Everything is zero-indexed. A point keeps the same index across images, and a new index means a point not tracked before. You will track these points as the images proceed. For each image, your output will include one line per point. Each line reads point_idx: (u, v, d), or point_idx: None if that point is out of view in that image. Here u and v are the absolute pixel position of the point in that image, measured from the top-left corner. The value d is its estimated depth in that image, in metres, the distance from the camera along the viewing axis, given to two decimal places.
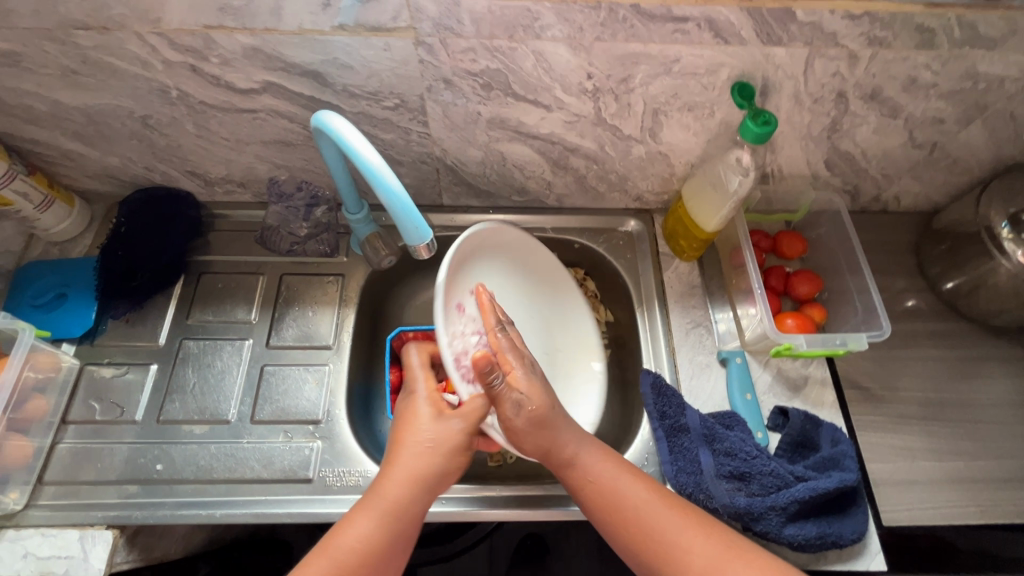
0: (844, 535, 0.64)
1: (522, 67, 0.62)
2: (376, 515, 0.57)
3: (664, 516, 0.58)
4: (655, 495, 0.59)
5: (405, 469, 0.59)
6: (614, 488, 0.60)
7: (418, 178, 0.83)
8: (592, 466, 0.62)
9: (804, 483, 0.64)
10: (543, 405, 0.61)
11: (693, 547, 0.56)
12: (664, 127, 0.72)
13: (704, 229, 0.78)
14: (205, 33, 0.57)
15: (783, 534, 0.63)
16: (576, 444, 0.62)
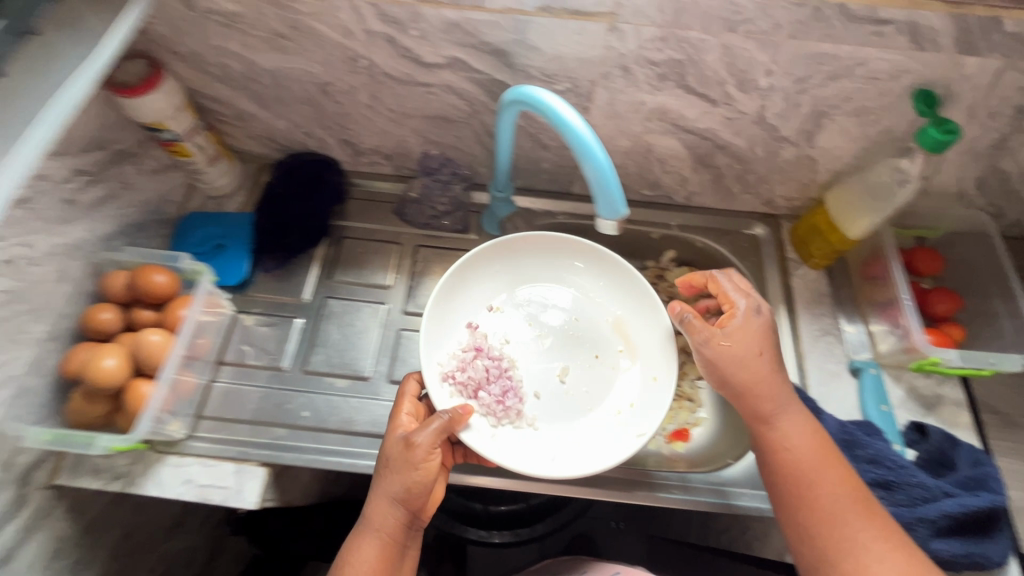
0: (991, 556, 0.63)
1: (704, 60, 0.64)
2: (379, 541, 0.60)
3: (850, 507, 0.58)
4: (852, 485, 0.59)
5: (386, 497, 0.60)
6: (811, 464, 0.60)
7: (558, 163, 0.85)
8: (795, 431, 0.62)
9: (953, 498, 0.64)
10: (748, 348, 0.64)
11: (874, 548, 0.56)
12: (824, 130, 0.72)
13: (848, 232, 0.78)
14: (416, 7, 0.61)
15: (930, 546, 0.62)
16: (780, 407, 0.63)
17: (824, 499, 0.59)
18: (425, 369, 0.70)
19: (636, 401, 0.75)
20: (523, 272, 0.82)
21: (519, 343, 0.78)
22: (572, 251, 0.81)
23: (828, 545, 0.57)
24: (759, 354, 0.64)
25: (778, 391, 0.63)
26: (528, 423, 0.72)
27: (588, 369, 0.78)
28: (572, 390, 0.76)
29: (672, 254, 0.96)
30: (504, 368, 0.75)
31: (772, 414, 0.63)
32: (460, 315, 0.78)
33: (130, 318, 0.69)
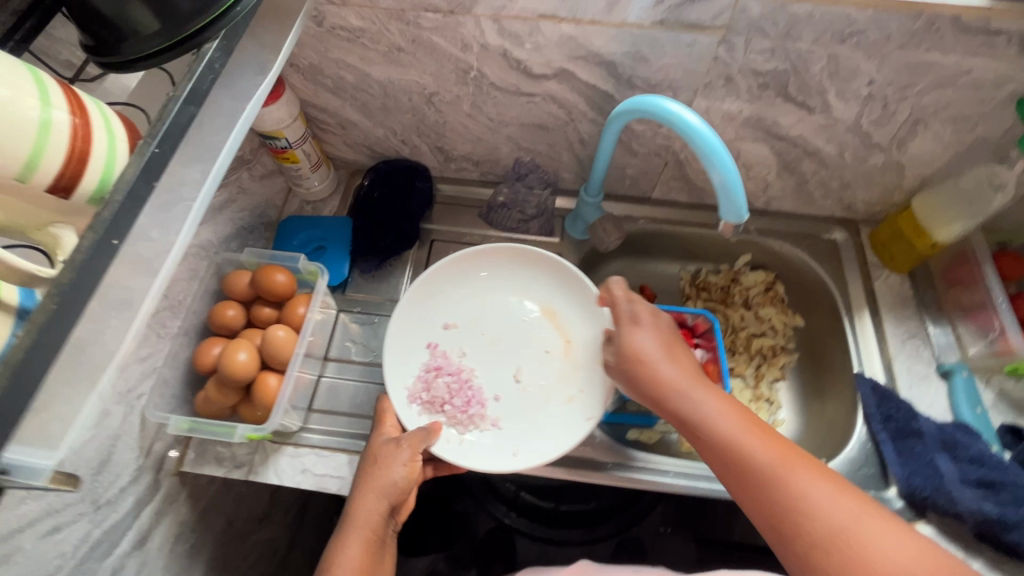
0: None
1: (809, 70, 0.66)
2: (359, 534, 0.61)
3: (812, 481, 0.53)
4: (800, 457, 0.55)
5: (374, 490, 0.63)
6: (725, 432, 0.58)
7: (643, 169, 0.88)
8: (706, 407, 0.60)
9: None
10: (651, 350, 0.65)
11: (828, 507, 0.51)
12: (917, 137, 0.74)
13: (936, 236, 0.80)
14: (536, 22, 0.64)
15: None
16: (689, 391, 0.61)
17: (783, 478, 0.53)
18: (392, 389, 0.72)
19: (586, 387, 0.76)
20: (480, 278, 0.83)
21: (475, 349, 0.80)
22: (492, 251, 0.83)
23: (792, 527, 0.51)
24: (652, 351, 0.65)
25: (687, 377, 0.62)
26: (494, 421, 0.74)
27: (541, 364, 0.79)
28: (528, 386, 0.77)
29: (747, 258, 0.98)
30: (466, 379, 0.77)
31: (685, 399, 0.61)
32: (421, 335, 0.79)
33: (251, 315, 0.73)
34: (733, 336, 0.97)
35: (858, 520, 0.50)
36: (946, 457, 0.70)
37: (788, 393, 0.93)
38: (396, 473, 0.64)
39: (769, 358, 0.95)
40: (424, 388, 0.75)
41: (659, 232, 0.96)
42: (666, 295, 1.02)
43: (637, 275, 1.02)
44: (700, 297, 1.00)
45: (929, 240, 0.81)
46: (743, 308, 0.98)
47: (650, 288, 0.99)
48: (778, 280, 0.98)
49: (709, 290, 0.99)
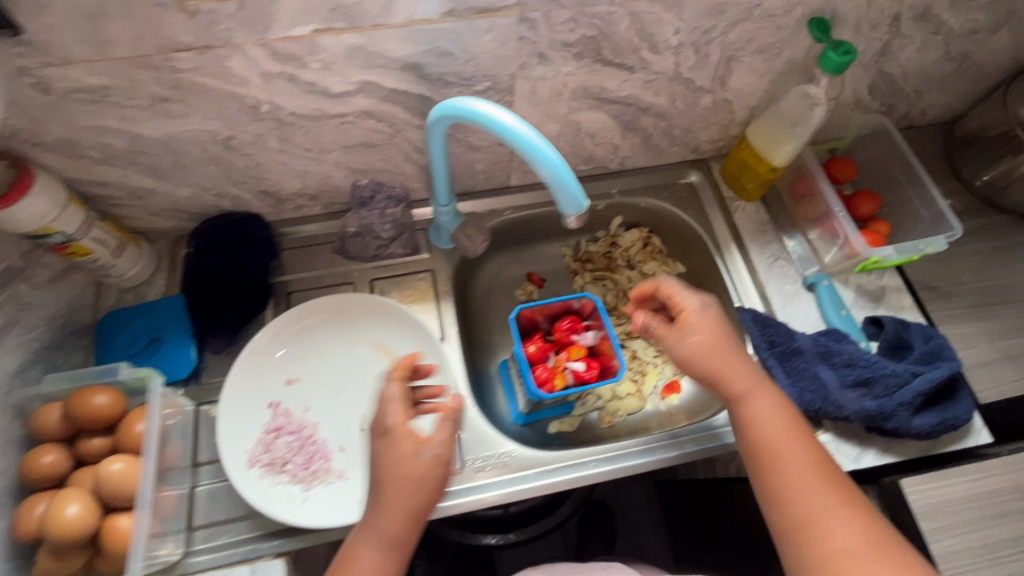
0: (959, 415, 0.71)
1: (616, 31, 0.64)
2: (386, 523, 0.59)
3: (818, 476, 0.59)
4: (818, 457, 0.61)
5: (402, 511, 0.59)
6: (786, 441, 0.62)
7: (492, 162, 0.83)
8: (761, 410, 0.64)
9: (920, 376, 0.71)
10: (718, 335, 0.67)
11: (841, 526, 0.57)
12: (735, 73, 0.75)
13: (773, 162, 0.82)
14: (312, 38, 0.56)
15: (912, 424, 0.70)
16: (754, 391, 0.65)
17: (794, 473, 0.60)
18: (228, 460, 0.66)
19: (427, 425, 0.72)
20: (324, 326, 0.78)
21: (321, 401, 0.74)
22: (324, 303, 0.78)
23: (805, 552, 0.57)
24: (721, 335, 0.67)
25: (736, 382, 0.65)
26: (340, 473, 0.69)
27: (385, 409, 0.73)
28: (374, 432, 0.72)
29: (619, 220, 0.98)
30: (310, 435, 0.71)
31: (744, 394, 0.65)
32: (260, 396, 0.72)
33: (77, 452, 0.61)
34: (624, 299, 0.99)
35: (855, 542, 0.56)
36: (828, 366, 0.74)
37: None
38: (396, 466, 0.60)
39: None
40: (266, 446, 0.69)
41: (529, 218, 0.93)
42: (554, 276, 1.01)
43: (521, 264, 1.00)
44: (586, 269, 1.01)
45: (770, 167, 0.83)
46: (628, 269, 1.00)
47: (537, 275, 0.98)
48: (652, 233, 0.99)
49: (593, 261, 1.00)
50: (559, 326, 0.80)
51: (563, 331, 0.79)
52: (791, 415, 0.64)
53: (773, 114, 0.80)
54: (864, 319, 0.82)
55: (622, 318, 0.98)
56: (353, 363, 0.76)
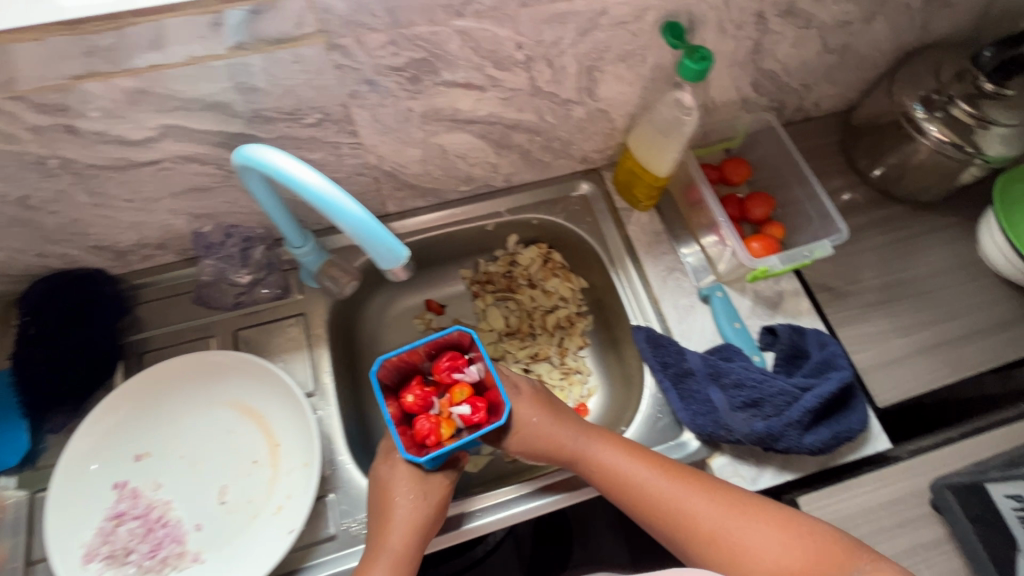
0: (852, 427, 0.69)
1: (449, 51, 0.58)
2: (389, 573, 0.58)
3: (669, 489, 0.62)
4: (662, 468, 0.63)
5: (410, 525, 0.61)
6: (624, 469, 0.63)
7: (358, 192, 0.77)
8: (593, 450, 0.65)
9: (808, 394, 0.69)
10: (531, 415, 0.67)
11: (703, 509, 0.60)
12: (600, 83, 0.70)
13: (658, 174, 0.77)
14: (77, 86, 0.49)
15: (802, 443, 0.67)
16: (579, 445, 0.66)
17: (656, 497, 0.62)
18: (56, 560, 0.59)
19: (292, 491, 0.66)
20: (174, 392, 0.70)
21: (175, 477, 0.67)
22: (172, 368, 0.70)
23: (697, 548, 0.60)
24: (536, 412, 0.67)
25: (564, 447, 0.66)
26: (195, 556, 0.63)
27: (248, 477, 0.68)
28: (234, 504, 0.66)
29: (514, 237, 0.93)
30: (159, 517, 0.65)
31: (571, 445, 0.66)
32: (101, 480, 0.65)
33: None
34: (528, 320, 0.95)
35: (720, 512, 0.60)
36: (717, 389, 0.71)
37: (594, 357, 0.92)
38: (407, 500, 0.62)
39: (568, 329, 0.93)
40: (107, 534, 0.62)
41: (415, 244, 0.88)
42: (455, 302, 0.97)
43: (418, 289, 0.96)
44: (487, 291, 0.96)
45: (655, 179, 0.79)
46: (531, 288, 0.95)
47: (434, 302, 0.93)
48: (552, 249, 0.95)
49: (494, 281, 0.96)
50: (437, 365, 0.68)
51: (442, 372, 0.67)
52: (615, 437, 0.66)
53: (650, 122, 0.76)
54: (762, 330, 0.78)
55: (527, 340, 0.94)
56: (211, 430, 0.70)
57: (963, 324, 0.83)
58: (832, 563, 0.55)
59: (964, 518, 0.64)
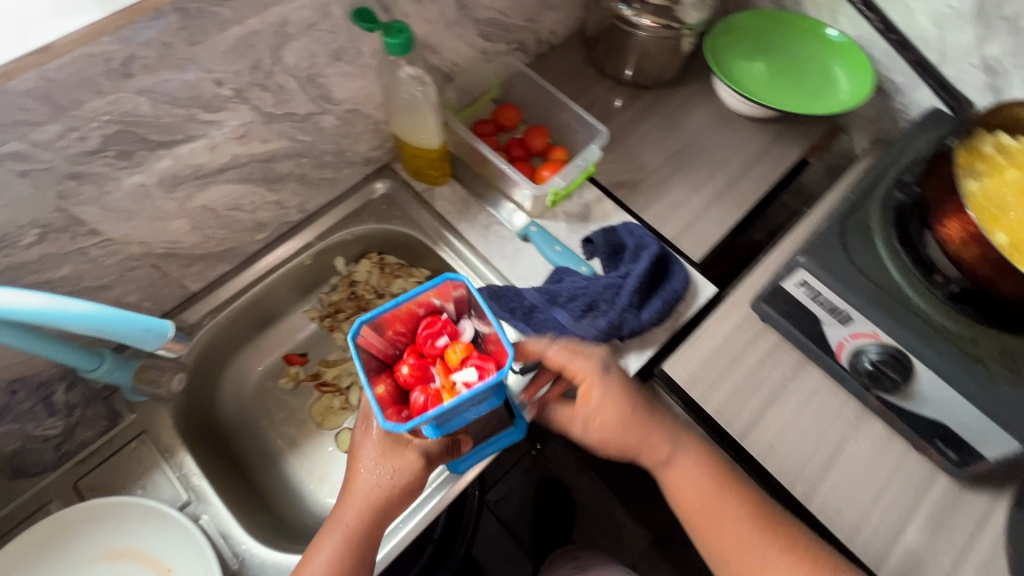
0: (675, 288, 0.79)
1: (143, 113, 0.55)
2: (333, 553, 0.61)
3: (747, 524, 0.66)
4: (743, 498, 0.67)
5: (370, 505, 0.63)
6: (712, 502, 0.67)
7: (145, 285, 0.72)
8: (683, 471, 0.68)
9: (629, 277, 0.77)
10: (615, 413, 0.67)
11: (771, 561, 0.64)
12: (330, 86, 0.70)
13: (430, 147, 0.80)
14: None
15: (642, 319, 0.76)
16: (671, 449, 0.68)
17: (708, 507, 0.67)
18: None
19: None
20: None
21: None
22: (7, 558, 0.61)
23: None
24: (621, 413, 0.67)
25: (659, 449, 0.68)
26: None
27: None
28: None
29: (341, 260, 0.92)
30: None
31: (663, 457, 0.68)
32: None
33: None
34: None
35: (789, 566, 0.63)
36: (560, 307, 0.76)
37: None
38: (370, 473, 0.63)
39: None
40: None
41: (240, 308, 0.84)
42: (316, 344, 0.94)
43: (272, 349, 0.91)
44: (341, 320, 0.94)
45: (431, 153, 0.82)
46: (380, 298, 0.94)
47: (292, 354, 0.90)
48: (383, 254, 0.95)
49: (343, 308, 0.94)
50: (430, 329, 0.67)
51: (437, 332, 0.66)
52: (721, 471, 0.68)
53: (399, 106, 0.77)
54: (584, 244, 0.85)
55: None
56: None
57: (733, 167, 0.97)
58: None
59: (781, 317, 0.77)
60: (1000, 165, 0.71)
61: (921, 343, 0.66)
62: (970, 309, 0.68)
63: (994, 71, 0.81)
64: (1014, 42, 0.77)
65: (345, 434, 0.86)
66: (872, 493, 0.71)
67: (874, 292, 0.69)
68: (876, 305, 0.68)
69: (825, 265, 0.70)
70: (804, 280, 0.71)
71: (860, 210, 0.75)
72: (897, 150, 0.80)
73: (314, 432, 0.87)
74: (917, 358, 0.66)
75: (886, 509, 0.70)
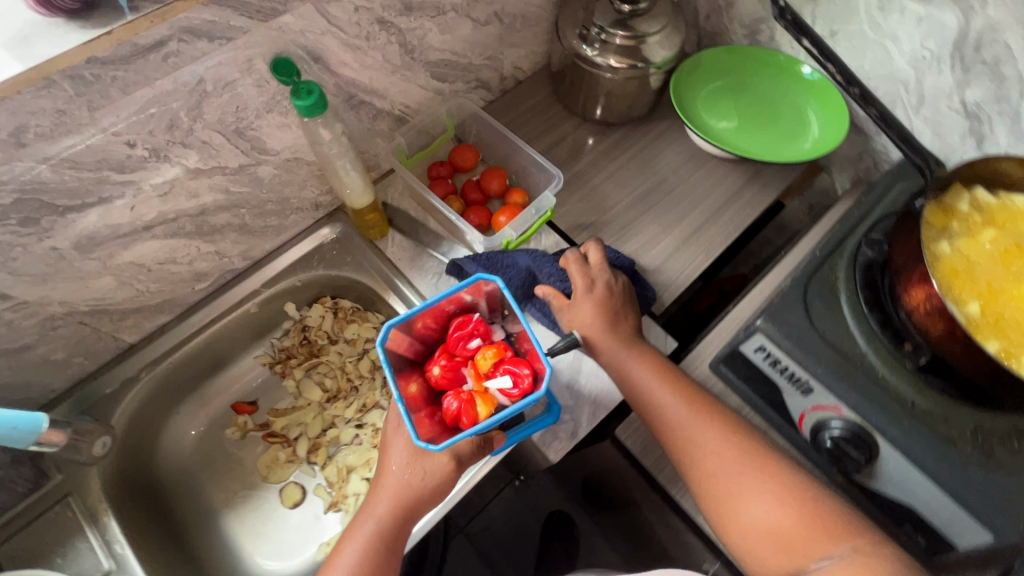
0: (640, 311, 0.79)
1: (45, 180, 0.53)
2: (357, 554, 0.59)
3: (686, 412, 0.64)
4: (681, 395, 0.65)
5: (396, 503, 0.61)
6: (652, 394, 0.66)
7: (73, 342, 0.70)
8: (636, 367, 0.68)
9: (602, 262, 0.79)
10: (590, 307, 0.71)
11: (715, 446, 0.62)
12: (263, 137, 0.68)
13: (358, 208, 0.78)
14: None
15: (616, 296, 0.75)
16: (621, 350, 0.69)
17: (657, 411, 0.65)
18: None
19: None
20: None
21: None
22: None
23: (699, 477, 0.61)
24: (596, 310, 0.71)
25: (607, 347, 0.70)
26: None
27: None
28: None
29: (291, 305, 0.88)
30: None
31: (613, 353, 0.69)
32: None
33: None
34: (344, 377, 0.90)
35: (733, 449, 0.61)
36: (534, 288, 0.76)
37: None
38: (395, 473, 0.62)
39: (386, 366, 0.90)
40: None
41: (182, 359, 0.81)
42: (266, 393, 0.89)
43: (217, 399, 0.87)
44: (292, 367, 0.90)
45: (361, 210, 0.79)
46: (333, 344, 0.91)
47: (241, 403, 0.86)
48: (337, 297, 0.91)
49: (295, 354, 0.90)
50: (457, 326, 0.68)
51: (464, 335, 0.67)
52: (666, 369, 0.68)
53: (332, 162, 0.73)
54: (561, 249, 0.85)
55: (350, 397, 0.89)
56: None
57: (706, 207, 0.91)
58: (823, 532, 0.55)
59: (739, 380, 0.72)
60: (975, 224, 0.66)
61: (886, 420, 0.61)
62: (941, 380, 0.63)
63: (976, 117, 0.75)
64: (996, 88, 0.72)
65: (291, 488, 0.83)
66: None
67: (837, 362, 0.64)
68: (839, 376, 0.63)
69: (784, 330, 0.66)
70: (763, 346, 0.67)
71: (826, 269, 0.70)
72: (867, 203, 0.75)
73: (259, 485, 0.84)
74: (881, 435, 0.61)
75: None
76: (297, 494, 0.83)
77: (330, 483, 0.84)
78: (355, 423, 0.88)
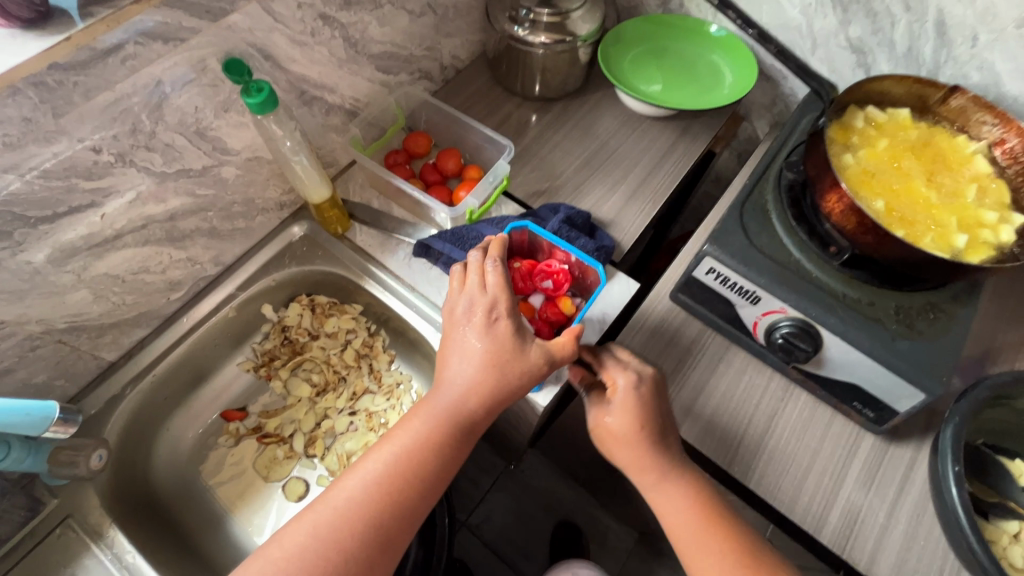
0: (606, 241, 0.86)
1: (15, 191, 0.54)
2: (425, 427, 0.62)
3: (709, 538, 0.63)
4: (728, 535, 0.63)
5: (476, 384, 0.62)
6: (677, 525, 0.64)
7: (52, 364, 0.70)
8: (672, 499, 0.65)
9: (557, 216, 0.85)
10: (638, 428, 0.65)
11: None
12: (224, 136, 0.70)
13: (317, 201, 0.81)
14: None
15: (578, 244, 0.82)
16: (663, 482, 0.65)
17: (690, 549, 0.63)
18: None
19: None
20: None
21: None
22: None
23: None
24: (648, 433, 0.65)
25: (646, 474, 0.66)
26: None
27: None
28: None
29: (268, 307, 0.89)
30: None
31: (657, 482, 0.65)
32: None
33: None
34: (330, 369, 0.92)
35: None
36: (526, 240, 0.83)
37: (406, 364, 0.93)
38: (472, 365, 0.63)
39: (371, 353, 0.93)
40: None
41: (167, 371, 0.81)
42: (254, 396, 0.90)
43: (205, 410, 0.87)
44: (278, 367, 0.91)
45: (324, 201, 0.83)
46: (316, 340, 0.93)
47: (232, 410, 0.87)
48: (313, 294, 0.93)
49: (278, 355, 0.91)
50: (553, 265, 0.80)
51: (551, 273, 0.79)
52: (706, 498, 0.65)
53: (289, 161, 0.76)
54: (524, 211, 0.90)
55: (340, 388, 0.92)
56: None
57: (647, 163, 0.99)
58: None
59: (697, 304, 0.80)
60: (872, 136, 0.76)
61: (824, 312, 0.69)
62: (861, 273, 0.72)
63: (860, 51, 0.87)
64: (871, 23, 0.84)
65: (294, 482, 0.85)
66: (806, 459, 0.75)
67: (778, 270, 0.71)
68: (780, 281, 0.71)
69: (729, 250, 0.73)
70: (712, 267, 0.74)
71: (755, 196, 0.79)
72: (781, 136, 0.85)
73: (261, 485, 0.85)
74: (822, 326, 0.69)
75: (834, 445, 0.76)
76: (301, 487, 0.85)
77: (333, 471, 0.87)
78: (350, 411, 0.91)
